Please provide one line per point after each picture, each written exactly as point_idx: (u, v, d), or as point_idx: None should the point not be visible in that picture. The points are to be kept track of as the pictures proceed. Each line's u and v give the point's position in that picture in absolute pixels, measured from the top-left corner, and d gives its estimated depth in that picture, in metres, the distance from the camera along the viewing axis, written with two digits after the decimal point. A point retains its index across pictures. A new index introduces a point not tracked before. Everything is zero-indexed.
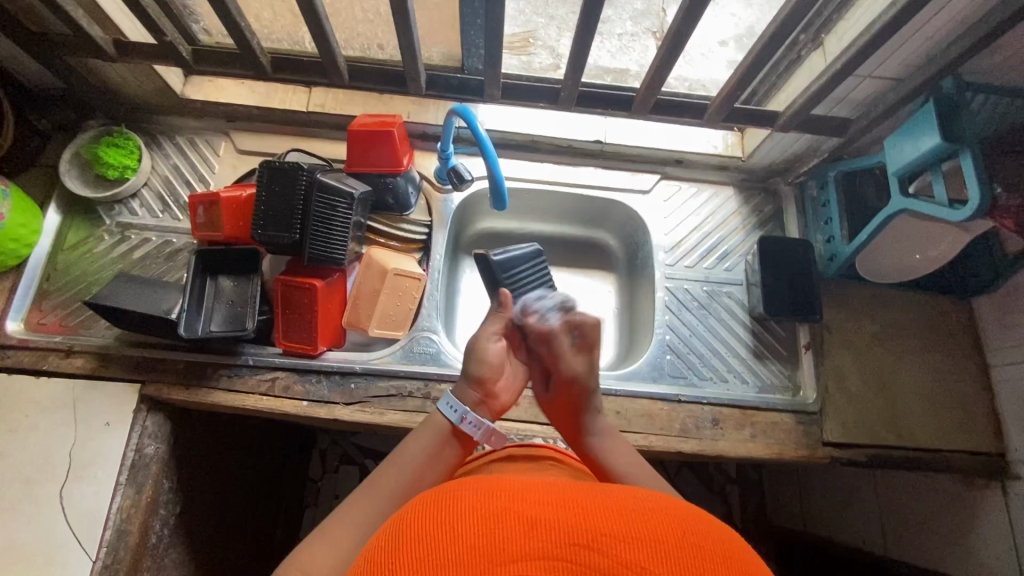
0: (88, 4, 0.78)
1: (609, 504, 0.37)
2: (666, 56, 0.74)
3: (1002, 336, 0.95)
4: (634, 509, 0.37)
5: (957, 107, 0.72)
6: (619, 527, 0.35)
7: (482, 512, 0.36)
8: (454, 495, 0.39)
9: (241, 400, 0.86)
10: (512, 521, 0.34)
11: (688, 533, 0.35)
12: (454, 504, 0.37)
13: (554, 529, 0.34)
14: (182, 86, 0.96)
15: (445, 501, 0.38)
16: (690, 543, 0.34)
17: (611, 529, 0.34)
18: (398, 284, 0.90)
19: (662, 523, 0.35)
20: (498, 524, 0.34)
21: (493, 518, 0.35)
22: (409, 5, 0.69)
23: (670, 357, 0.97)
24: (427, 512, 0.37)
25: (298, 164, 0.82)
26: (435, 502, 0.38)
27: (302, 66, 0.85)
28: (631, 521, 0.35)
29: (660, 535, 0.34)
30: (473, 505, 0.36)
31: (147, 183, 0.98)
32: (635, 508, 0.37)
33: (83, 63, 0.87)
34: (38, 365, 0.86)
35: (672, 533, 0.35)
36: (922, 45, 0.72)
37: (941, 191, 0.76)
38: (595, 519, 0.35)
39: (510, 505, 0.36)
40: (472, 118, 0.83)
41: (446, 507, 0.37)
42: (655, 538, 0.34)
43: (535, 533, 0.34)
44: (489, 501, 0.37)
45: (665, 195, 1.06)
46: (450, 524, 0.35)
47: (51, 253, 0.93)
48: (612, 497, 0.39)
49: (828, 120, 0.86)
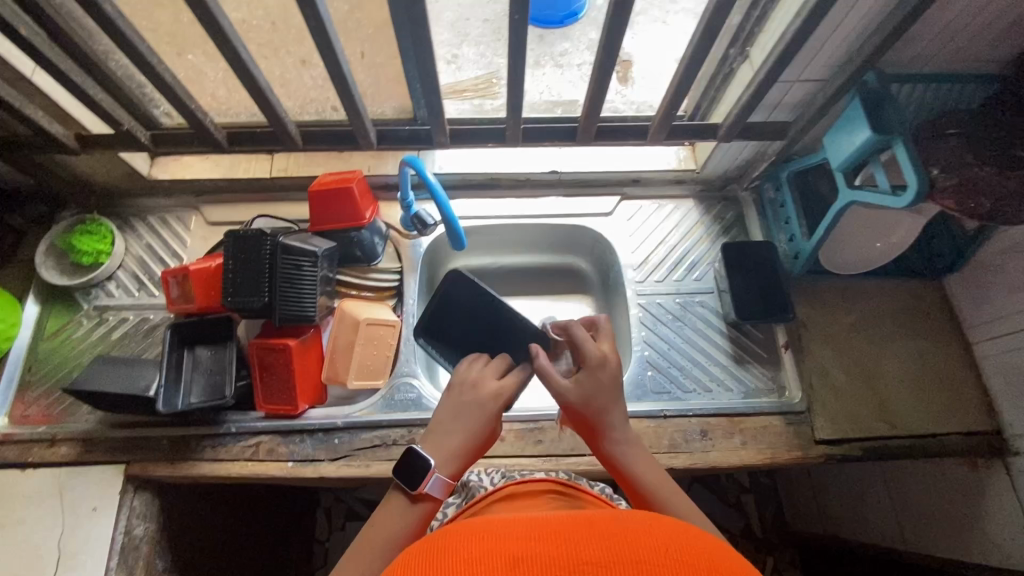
0: (48, 104, 0.82)
1: (590, 529, 0.37)
2: (596, 86, 0.78)
3: (977, 312, 0.95)
4: (614, 529, 0.37)
5: (882, 100, 0.75)
6: (599, 552, 0.35)
7: (466, 556, 0.35)
8: (435, 544, 0.38)
9: (227, 469, 0.86)
10: (493, 563, 0.34)
11: (670, 546, 0.35)
12: (434, 554, 0.36)
13: (535, 566, 0.34)
14: (149, 169, 1.00)
15: (426, 551, 0.37)
16: (673, 556, 0.35)
17: (592, 556, 0.34)
18: (372, 332, 0.91)
19: (643, 540, 0.36)
20: (480, 565, 0.34)
21: (475, 563, 0.34)
22: (345, 69, 0.73)
23: (651, 373, 0.97)
24: (408, 565, 0.36)
25: (261, 231, 0.84)
26: (421, 553, 0.37)
27: (257, 136, 0.89)
28: (612, 544, 0.35)
29: (640, 553, 0.34)
30: (456, 550, 0.36)
31: (123, 265, 1.01)
32: (614, 528, 0.37)
33: (50, 159, 0.91)
34: (23, 458, 0.85)
35: (655, 549, 0.35)
36: (836, 46, 0.75)
37: (882, 179, 0.78)
38: (576, 548, 0.35)
39: (490, 547, 0.36)
40: (422, 167, 0.86)
41: (426, 557, 0.36)
42: (635, 557, 0.34)
43: (517, 571, 0.33)
44: (469, 547, 0.36)
45: (627, 214, 1.09)
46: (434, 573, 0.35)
47: (32, 344, 0.95)
48: (592, 522, 0.38)
49: (766, 125, 0.89)
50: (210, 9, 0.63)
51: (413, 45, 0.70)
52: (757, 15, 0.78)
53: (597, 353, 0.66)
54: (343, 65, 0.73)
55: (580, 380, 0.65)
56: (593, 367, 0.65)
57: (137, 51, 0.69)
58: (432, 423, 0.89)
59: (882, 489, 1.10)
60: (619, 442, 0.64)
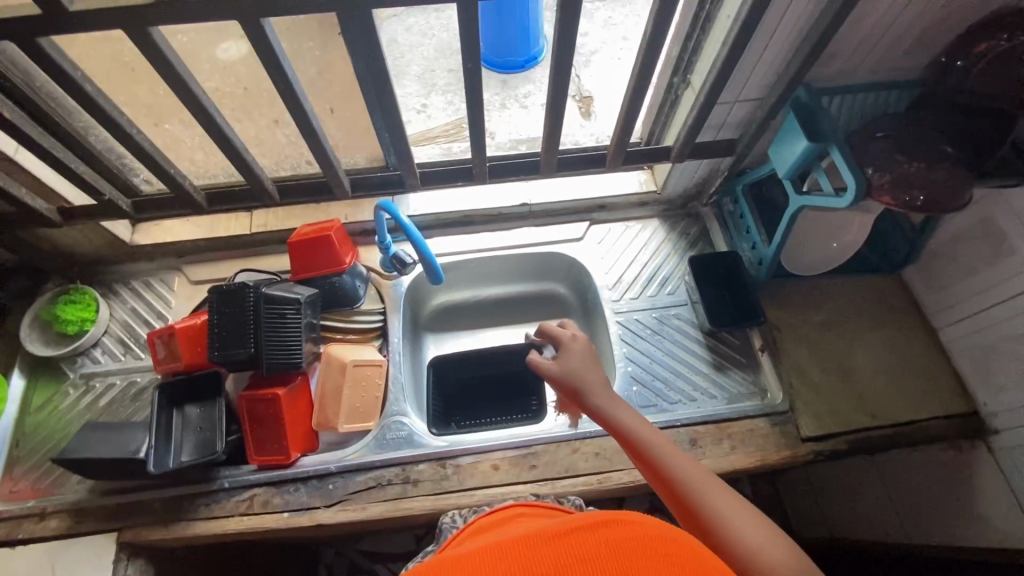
0: (31, 181, 0.85)
1: (538, 537, 0.38)
2: (552, 120, 0.84)
3: (937, 299, 1.00)
4: (562, 531, 0.38)
5: (815, 111, 0.82)
6: (548, 560, 0.35)
7: None
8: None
9: (223, 526, 0.85)
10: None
11: (614, 535, 0.37)
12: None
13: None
14: (130, 235, 1.03)
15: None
16: (615, 548, 0.35)
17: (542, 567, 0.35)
18: (360, 374, 0.93)
19: (582, 538, 0.37)
20: None
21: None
22: (316, 126, 0.78)
23: (636, 388, 0.99)
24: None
25: (244, 283, 0.86)
26: None
27: (236, 194, 0.93)
28: (559, 551, 0.36)
29: (585, 552, 0.35)
30: None
31: (108, 330, 1.02)
32: (559, 529, 0.38)
33: (33, 233, 0.93)
34: (12, 535, 0.85)
35: (598, 544, 0.36)
36: (766, 67, 0.82)
37: (826, 183, 0.83)
38: (530, 563, 0.35)
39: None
40: (396, 210, 0.90)
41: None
42: (580, 562, 0.35)
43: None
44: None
45: (597, 238, 1.14)
46: None
47: (18, 418, 0.94)
48: (539, 531, 0.39)
49: (715, 144, 0.96)
50: (185, 80, 0.68)
51: (377, 98, 0.76)
52: (693, 45, 0.86)
53: (570, 336, 0.83)
54: (313, 121, 0.77)
55: (562, 360, 0.80)
56: (569, 344, 0.81)
57: (116, 124, 0.73)
58: (426, 459, 0.90)
59: (877, 483, 1.11)
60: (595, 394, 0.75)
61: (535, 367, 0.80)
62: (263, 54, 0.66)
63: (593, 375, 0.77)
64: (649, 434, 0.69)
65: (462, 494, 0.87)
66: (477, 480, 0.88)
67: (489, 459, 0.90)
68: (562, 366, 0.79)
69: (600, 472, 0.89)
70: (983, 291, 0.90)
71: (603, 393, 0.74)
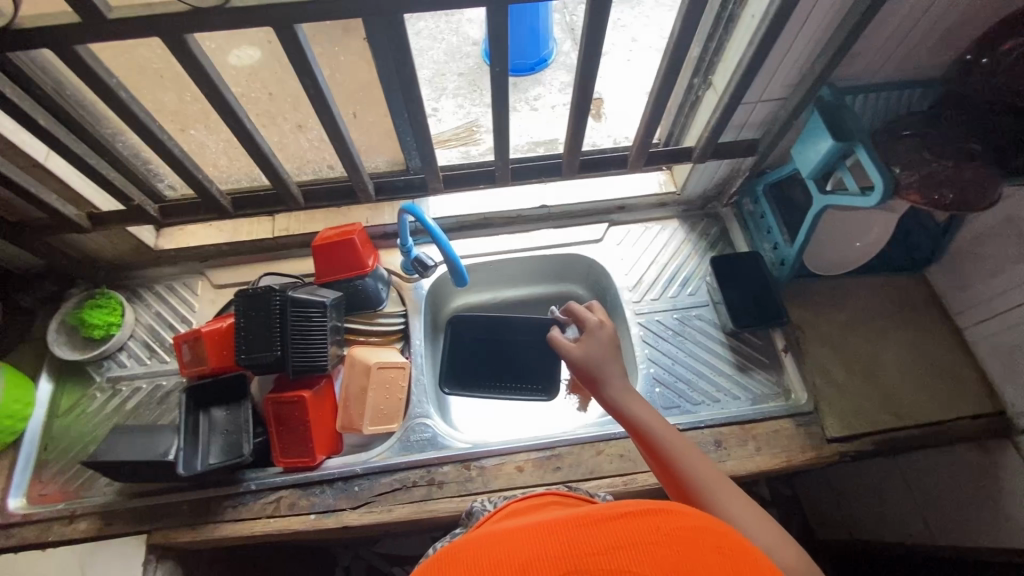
0: (61, 187, 0.86)
1: (588, 516, 0.38)
2: (576, 123, 0.84)
3: (962, 298, 0.99)
4: (612, 513, 0.38)
5: (840, 110, 0.82)
6: (600, 539, 0.36)
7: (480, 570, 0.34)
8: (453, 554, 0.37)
9: (250, 528, 0.85)
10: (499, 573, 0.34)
11: (665, 523, 0.37)
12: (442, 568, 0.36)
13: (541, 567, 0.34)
14: (155, 240, 1.04)
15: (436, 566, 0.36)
16: (666, 534, 0.36)
17: (595, 545, 0.35)
18: (384, 376, 0.93)
19: (635, 522, 0.37)
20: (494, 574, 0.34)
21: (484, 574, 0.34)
22: (343, 130, 0.79)
23: (659, 389, 0.99)
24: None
25: (270, 287, 0.87)
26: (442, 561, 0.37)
27: (261, 199, 0.94)
28: (612, 531, 0.36)
29: (638, 535, 0.36)
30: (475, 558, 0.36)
31: (133, 334, 1.03)
32: (610, 511, 0.38)
33: (63, 239, 0.95)
34: (44, 538, 0.86)
35: (649, 528, 0.36)
36: (791, 68, 0.82)
37: (851, 182, 0.83)
38: (584, 540, 0.36)
39: (501, 554, 0.36)
40: (420, 212, 0.91)
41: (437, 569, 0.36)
42: (634, 544, 0.35)
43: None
44: (477, 558, 0.36)
45: (617, 239, 1.14)
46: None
47: (46, 422, 0.95)
48: (588, 510, 0.39)
49: (737, 144, 0.96)
50: (217, 87, 0.69)
51: (403, 102, 0.77)
52: (715, 46, 0.86)
53: (596, 321, 0.81)
54: (340, 125, 0.78)
55: (583, 344, 0.79)
56: (593, 328, 0.80)
57: (148, 130, 0.74)
58: (450, 461, 0.90)
59: (900, 484, 1.11)
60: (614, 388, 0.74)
61: (555, 345, 0.80)
62: (295, 61, 0.67)
63: (612, 365, 0.76)
64: (661, 429, 0.68)
65: (486, 497, 0.87)
66: (501, 481, 0.88)
67: (514, 461, 0.90)
68: (581, 349, 0.78)
69: (625, 474, 0.88)
70: (1010, 290, 0.89)
71: (618, 384, 0.74)
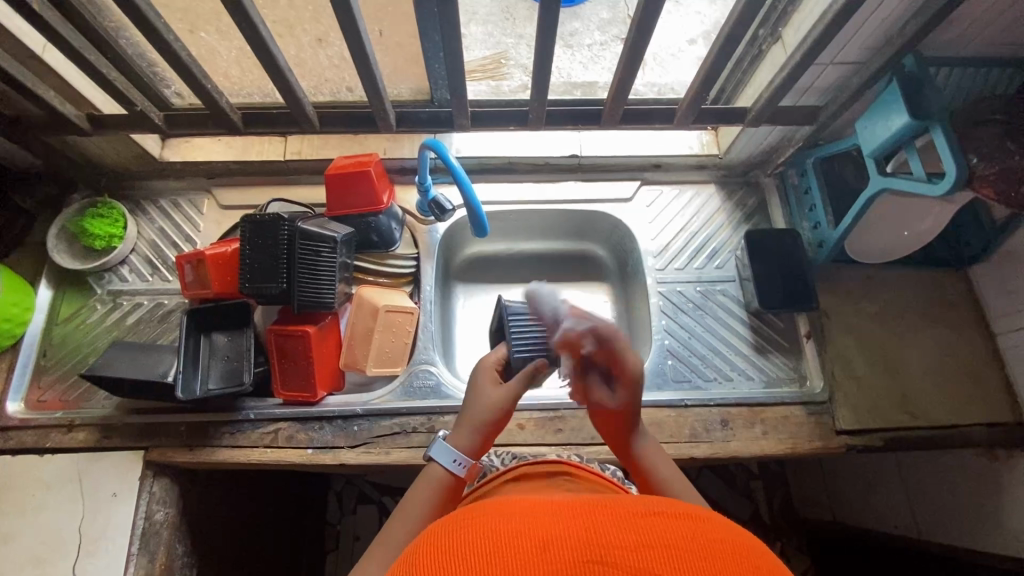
0: (58, 83, 0.79)
1: (621, 510, 0.38)
2: (626, 68, 0.76)
3: (1002, 302, 0.93)
4: (644, 511, 0.38)
5: (922, 83, 0.73)
6: (624, 533, 0.35)
7: (500, 538, 0.35)
8: (474, 517, 0.38)
9: (246, 455, 0.85)
10: (523, 545, 0.34)
11: (700, 532, 0.36)
12: (466, 530, 0.37)
13: (563, 546, 0.34)
14: (160, 150, 0.99)
15: (459, 524, 0.38)
16: (701, 542, 0.35)
17: (618, 536, 0.35)
18: (391, 320, 0.90)
19: (667, 527, 0.36)
20: (512, 549, 0.34)
21: (504, 538, 0.35)
22: (367, 49, 0.71)
23: (671, 362, 0.96)
24: (438, 541, 0.37)
25: (278, 215, 0.82)
26: (462, 520, 0.39)
27: (273, 118, 0.87)
28: (642, 529, 0.36)
29: (669, 538, 0.35)
30: (496, 524, 0.37)
31: (135, 248, 0.99)
32: (642, 510, 0.38)
33: (63, 141, 0.89)
34: (42, 443, 0.85)
35: (684, 534, 0.35)
36: (878, 28, 0.72)
37: (917, 165, 0.76)
38: (609, 529, 0.36)
39: (524, 526, 0.36)
40: (443, 149, 0.83)
41: (461, 531, 0.37)
42: (664, 545, 0.34)
43: (547, 555, 0.33)
44: (497, 524, 0.37)
45: (647, 200, 1.07)
46: (474, 538, 0.36)
47: (45, 329, 0.94)
48: (620, 504, 0.39)
49: (797, 109, 0.87)
50: None
51: (438, 23, 0.68)
52: None
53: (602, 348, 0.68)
54: (365, 43, 0.70)
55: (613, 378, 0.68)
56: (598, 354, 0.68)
57: (152, 27, 0.67)
58: (453, 411, 0.88)
59: (896, 478, 1.10)
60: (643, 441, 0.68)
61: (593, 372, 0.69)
62: None
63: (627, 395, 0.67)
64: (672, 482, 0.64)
65: (484, 449, 0.87)
66: (500, 437, 0.87)
67: (515, 418, 0.89)
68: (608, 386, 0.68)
69: None
70: None
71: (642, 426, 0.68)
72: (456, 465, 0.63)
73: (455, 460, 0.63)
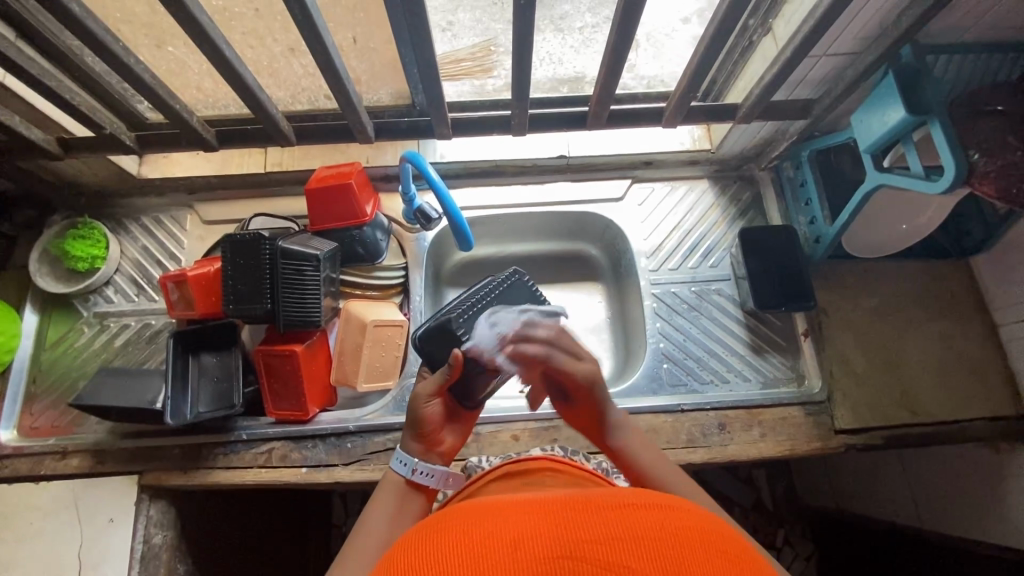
0: (23, 107, 0.77)
1: (589, 503, 0.35)
2: (609, 70, 0.73)
3: (1005, 293, 0.91)
4: (615, 503, 0.35)
5: (919, 76, 0.69)
6: (594, 526, 0.33)
7: (466, 539, 0.33)
8: (437, 524, 0.36)
9: (241, 476, 0.85)
10: (489, 545, 0.32)
11: (669, 520, 0.33)
12: (432, 538, 0.34)
13: (531, 545, 0.31)
14: (138, 167, 0.97)
15: (422, 533, 0.35)
16: (672, 530, 0.32)
17: (588, 531, 0.32)
18: (380, 334, 0.89)
19: (638, 518, 0.33)
20: (479, 550, 0.32)
21: (469, 540, 0.32)
22: (336, 61, 0.69)
23: (667, 366, 0.95)
24: (402, 553, 0.34)
25: (258, 234, 0.80)
26: (427, 528, 0.36)
27: (250, 134, 0.86)
28: (613, 520, 0.33)
29: (640, 529, 0.32)
30: (462, 527, 0.34)
31: (119, 268, 0.98)
32: (611, 502, 0.35)
33: (36, 165, 0.87)
34: (36, 471, 0.86)
35: (654, 522, 0.33)
36: (873, 17, 0.68)
37: (916, 162, 0.73)
38: (578, 524, 0.33)
39: (491, 525, 0.34)
40: (420, 161, 0.82)
41: (426, 539, 0.34)
42: (636, 537, 0.32)
43: (516, 555, 0.31)
44: (463, 527, 0.34)
45: (639, 199, 1.04)
46: (438, 545, 0.33)
47: (34, 355, 0.93)
48: (590, 497, 0.37)
49: (790, 103, 0.84)
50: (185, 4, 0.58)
51: (407, 31, 0.65)
52: None
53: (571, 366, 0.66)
54: (332, 54, 0.68)
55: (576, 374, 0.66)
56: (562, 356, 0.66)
57: (109, 50, 0.64)
58: None
59: (899, 469, 1.09)
60: (620, 433, 0.65)
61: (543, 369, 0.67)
62: None
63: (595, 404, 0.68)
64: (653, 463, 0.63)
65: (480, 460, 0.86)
66: (496, 449, 0.87)
67: (510, 430, 0.88)
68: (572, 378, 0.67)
69: None
70: None
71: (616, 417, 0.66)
72: (402, 466, 0.62)
73: (399, 460, 0.63)
